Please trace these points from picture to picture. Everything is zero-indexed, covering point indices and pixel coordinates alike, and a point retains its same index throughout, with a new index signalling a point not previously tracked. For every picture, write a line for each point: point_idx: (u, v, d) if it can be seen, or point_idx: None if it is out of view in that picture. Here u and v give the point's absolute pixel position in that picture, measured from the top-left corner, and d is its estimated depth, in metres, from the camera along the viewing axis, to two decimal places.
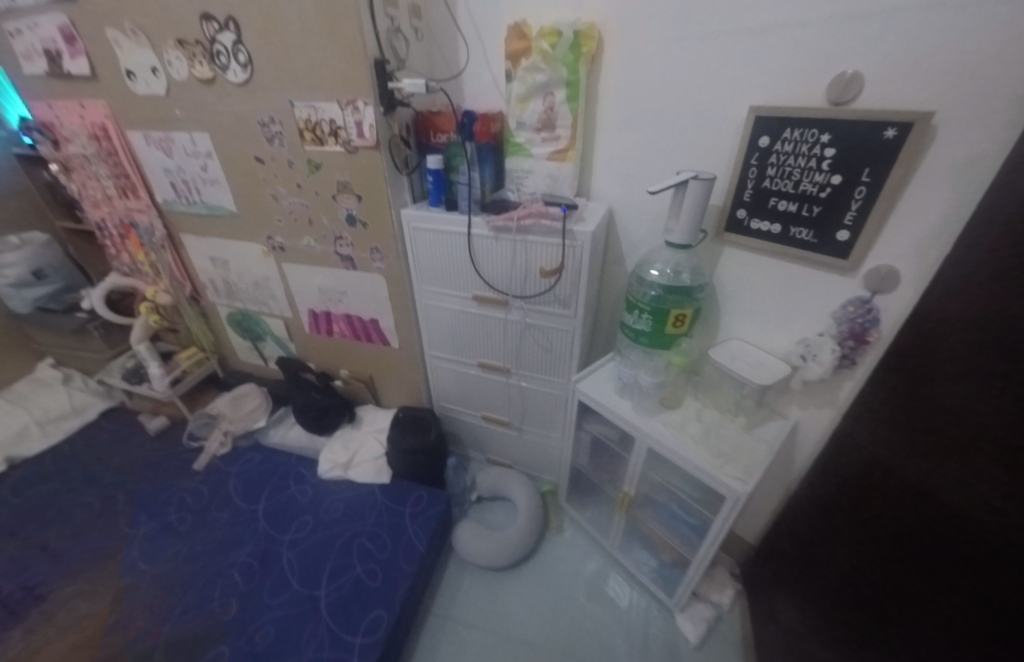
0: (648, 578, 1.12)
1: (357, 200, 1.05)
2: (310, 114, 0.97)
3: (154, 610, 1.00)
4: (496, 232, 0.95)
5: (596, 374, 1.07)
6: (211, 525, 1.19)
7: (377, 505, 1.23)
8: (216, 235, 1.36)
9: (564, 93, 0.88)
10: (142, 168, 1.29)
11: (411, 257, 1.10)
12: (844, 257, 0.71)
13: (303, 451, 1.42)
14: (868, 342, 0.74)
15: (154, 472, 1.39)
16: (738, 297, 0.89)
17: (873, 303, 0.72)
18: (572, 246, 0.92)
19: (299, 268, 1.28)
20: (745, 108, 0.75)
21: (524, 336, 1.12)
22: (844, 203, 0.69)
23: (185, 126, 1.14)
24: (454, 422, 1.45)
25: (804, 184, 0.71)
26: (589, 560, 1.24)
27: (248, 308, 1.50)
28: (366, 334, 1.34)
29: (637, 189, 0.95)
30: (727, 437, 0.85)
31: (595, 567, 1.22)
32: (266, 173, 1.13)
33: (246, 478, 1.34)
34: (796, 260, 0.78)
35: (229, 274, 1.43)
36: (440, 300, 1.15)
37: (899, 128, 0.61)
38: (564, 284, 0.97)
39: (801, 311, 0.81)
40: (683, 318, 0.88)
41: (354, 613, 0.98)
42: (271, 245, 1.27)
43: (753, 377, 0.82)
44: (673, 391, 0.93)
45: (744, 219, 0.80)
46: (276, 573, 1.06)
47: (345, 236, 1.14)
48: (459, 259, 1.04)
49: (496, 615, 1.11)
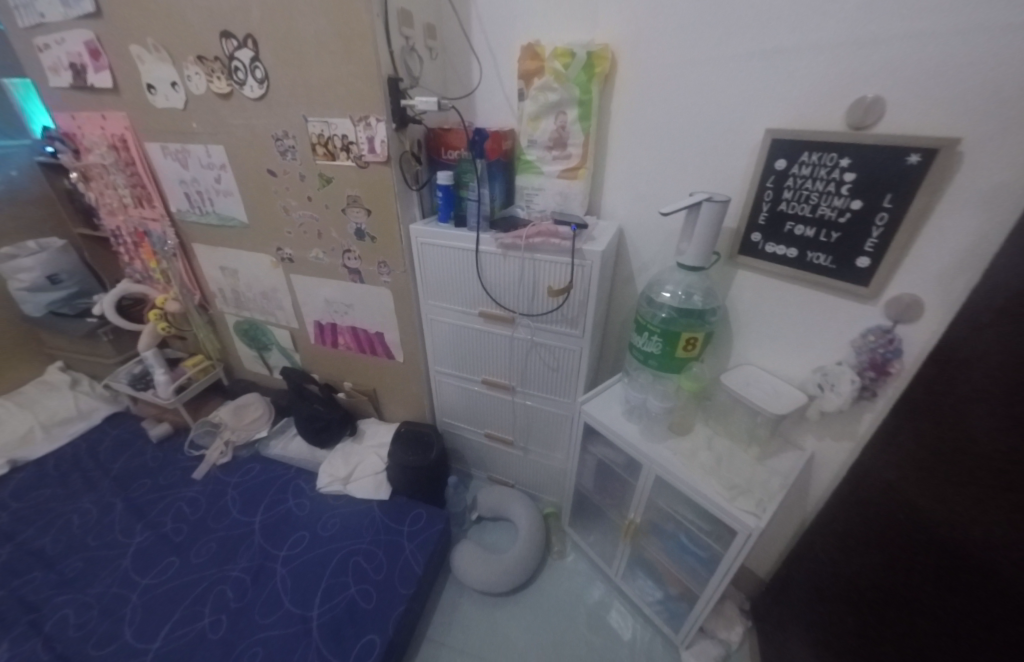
0: (654, 611, 1.07)
1: (367, 214, 1.06)
2: (323, 129, 0.98)
3: (143, 625, 0.98)
4: (505, 249, 0.94)
5: (603, 396, 1.04)
6: (206, 538, 1.17)
7: (375, 523, 1.20)
8: (226, 245, 1.37)
9: (576, 112, 0.88)
10: (158, 179, 1.31)
11: (419, 272, 1.09)
12: (865, 284, 0.68)
13: (303, 464, 1.40)
14: (890, 373, 0.70)
15: (153, 480, 1.37)
16: (751, 322, 0.86)
17: (895, 333, 0.69)
18: (581, 266, 0.90)
19: (307, 279, 1.28)
20: (761, 131, 0.73)
21: (530, 355, 1.10)
22: (865, 229, 0.66)
23: (201, 139, 1.16)
24: (456, 439, 1.42)
25: (822, 209, 0.69)
26: (592, 588, 1.19)
27: (255, 317, 1.50)
28: (370, 346, 1.33)
29: (648, 210, 0.94)
30: (739, 468, 0.81)
31: (598, 596, 1.17)
32: (277, 186, 1.14)
33: (245, 490, 1.32)
34: (813, 286, 0.76)
35: (238, 283, 1.44)
36: (447, 316, 1.14)
37: (924, 154, 0.59)
38: (572, 303, 0.96)
39: (819, 339, 0.78)
40: (695, 342, 0.85)
41: (346, 636, 0.94)
42: (280, 256, 1.28)
43: (766, 406, 0.79)
44: (683, 416, 0.90)
45: (759, 242, 0.78)
46: (269, 591, 1.03)
47: (353, 249, 1.14)
48: (466, 275, 1.03)
49: (494, 646, 1.06)
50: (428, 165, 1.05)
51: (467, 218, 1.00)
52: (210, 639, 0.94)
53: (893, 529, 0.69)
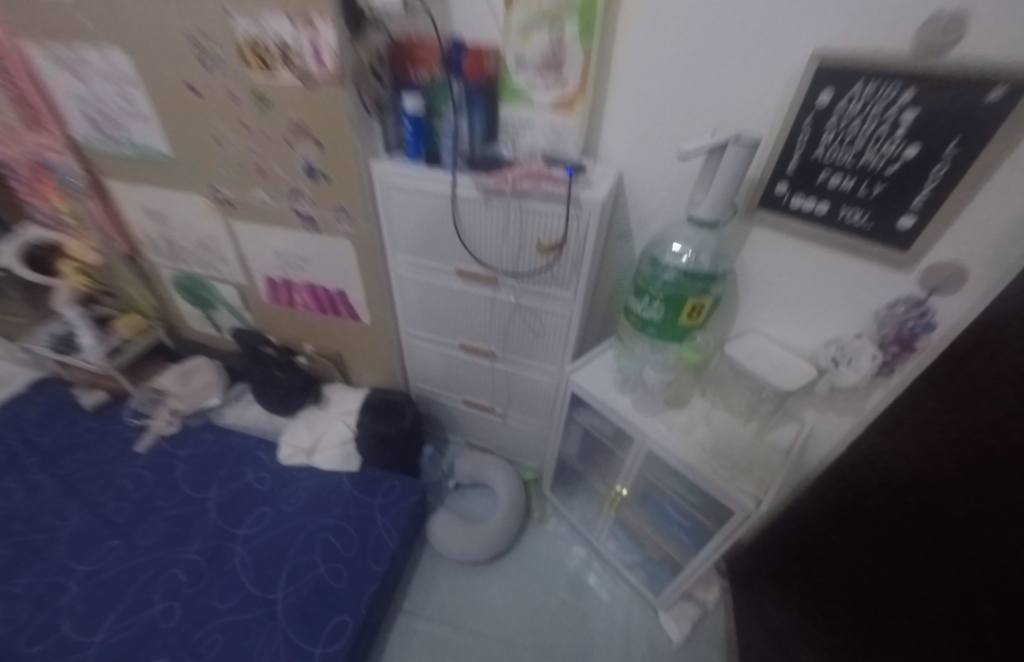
0: (635, 575, 1.06)
1: (318, 147, 0.86)
2: (252, 30, 0.76)
3: (83, 615, 0.88)
4: (487, 194, 0.79)
5: (593, 364, 0.96)
6: (154, 518, 1.06)
7: (344, 496, 1.11)
8: (149, 184, 1.13)
9: (576, 25, 0.71)
10: (48, 93, 1.04)
11: (384, 218, 0.92)
12: (902, 247, 0.60)
13: (263, 434, 1.28)
14: (915, 349, 0.64)
15: (89, 455, 1.23)
16: (763, 287, 0.78)
17: (928, 305, 0.61)
18: (578, 217, 0.77)
19: (252, 228, 1.09)
20: (805, 55, 0.60)
21: (514, 318, 0.98)
22: (915, 182, 0.56)
23: (95, 40, 0.90)
24: (432, 405, 1.33)
25: (867, 156, 0.59)
26: (572, 552, 1.18)
27: (195, 271, 1.30)
28: (332, 306, 1.18)
29: (658, 151, 0.79)
30: (738, 445, 0.75)
31: (579, 561, 1.16)
32: (203, 108, 0.92)
33: (197, 464, 1.20)
34: (840, 248, 0.67)
35: (170, 231, 1.22)
36: (419, 273, 0.99)
37: (1010, 89, 0.47)
38: (563, 262, 0.84)
39: (837, 308, 0.71)
40: (702, 308, 0.76)
41: (315, 618, 0.87)
42: (217, 199, 1.07)
43: (774, 380, 0.72)
44: (680, 389, 0.83)
45: (784, 195, 0.68)
46: (228, 574, 0.94)
47: (304, 191, 0.95)
48: (441, 226, 0.88)
49: (474, 614, 1.04)
50: (392, 86, 0.85)
51: (441, 155, 0.83)
52: (162, 630, 0.85)
53: (896, 522, 0.64)
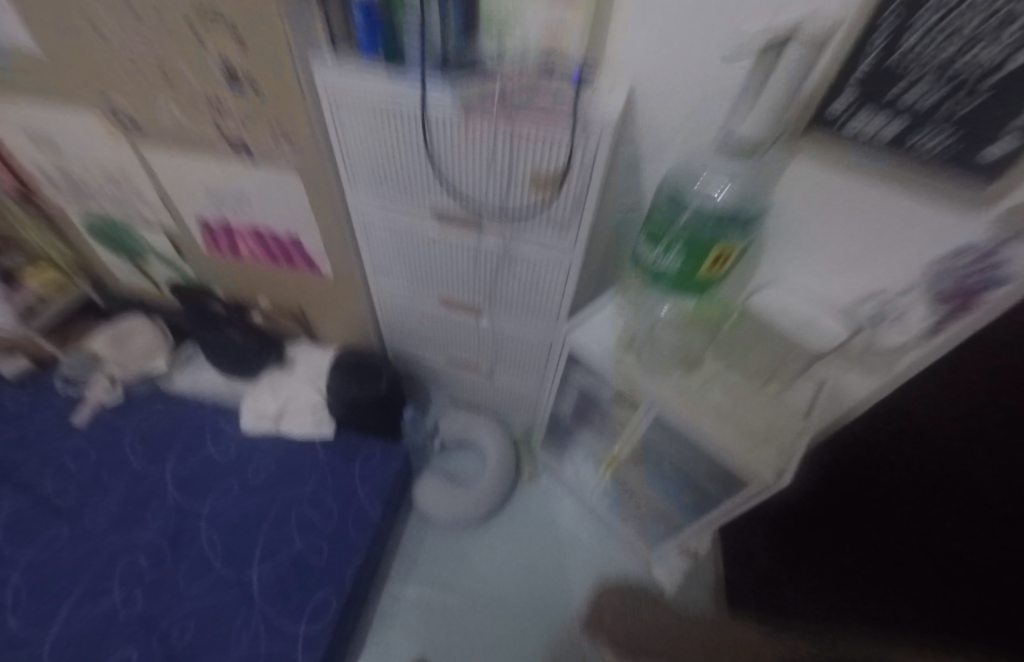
0: (627, 531, 1.06)
1: (236, 43, 0.63)
2: None
3: (31, 609, 0.79)
4: (467, 114, 0.61)
5: (592, 320, 0.85)
6: (103, 499, 0.95)
7: (319, 465, 1.02)
8: (18, 96, 0.87)
9: None
10: None
11: (340, 145, 0.74)
12: (982, 185, 0.47)
13: (222, 400, 1.15)
14: (972, 305, 0.53)
15: (18, 430, 1.08)
16: (800, 228, 0.67)
17: (1000, 257, 0.49)
18: (584, 146, 0.61)
19: (168, 158, 0.87)
20: None
21: (503, 270, 0.84)
22: (1016, 103, 0.40)
23: None
24: (411, 363, 1.21)
25: (960, 62, 0.42)
26: (564, 507, 1.16)
27: (111, 214, 1.07)
28: (285, 255, 1.00)
29: (694, 46, 0.60)
30: (755, 409, 0.69)
31: (571, 517, 1.14)
32: None
33: (148, 436, 1.07)
34: (902, 180, 0.54)
35: (64, 161, 0.97)
36: (387, 215, 0.82)
37: None
38: (563, 202, 0.69)
39: (883, 254, 0.61)
40: (727, 257, 0.65)
41: (295, 597, 0.81)
42: (114, 118, 0.83)
43: (801, 340, 0.64)
44: (692, 348, 0.74)
45: (840, 114, 0.54)
46: (194, 556, 0.86)
47: (229, 107, 0.73)
48: (410, 155, 0.70)
49: (465, 575, 1.03)
50: None
51: (407, 55, 0.62)
52: (124, 620, 0.78)
53: None
